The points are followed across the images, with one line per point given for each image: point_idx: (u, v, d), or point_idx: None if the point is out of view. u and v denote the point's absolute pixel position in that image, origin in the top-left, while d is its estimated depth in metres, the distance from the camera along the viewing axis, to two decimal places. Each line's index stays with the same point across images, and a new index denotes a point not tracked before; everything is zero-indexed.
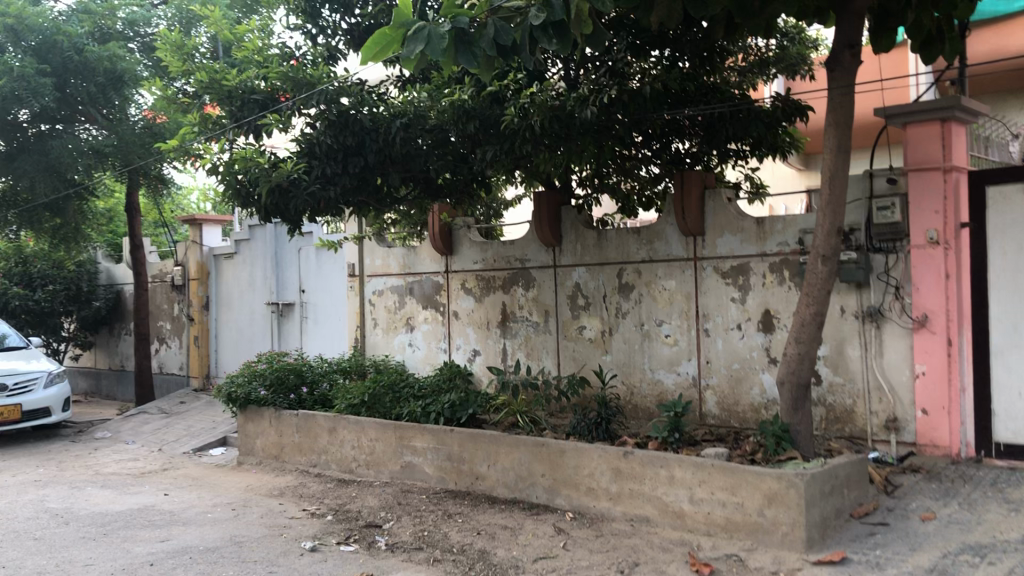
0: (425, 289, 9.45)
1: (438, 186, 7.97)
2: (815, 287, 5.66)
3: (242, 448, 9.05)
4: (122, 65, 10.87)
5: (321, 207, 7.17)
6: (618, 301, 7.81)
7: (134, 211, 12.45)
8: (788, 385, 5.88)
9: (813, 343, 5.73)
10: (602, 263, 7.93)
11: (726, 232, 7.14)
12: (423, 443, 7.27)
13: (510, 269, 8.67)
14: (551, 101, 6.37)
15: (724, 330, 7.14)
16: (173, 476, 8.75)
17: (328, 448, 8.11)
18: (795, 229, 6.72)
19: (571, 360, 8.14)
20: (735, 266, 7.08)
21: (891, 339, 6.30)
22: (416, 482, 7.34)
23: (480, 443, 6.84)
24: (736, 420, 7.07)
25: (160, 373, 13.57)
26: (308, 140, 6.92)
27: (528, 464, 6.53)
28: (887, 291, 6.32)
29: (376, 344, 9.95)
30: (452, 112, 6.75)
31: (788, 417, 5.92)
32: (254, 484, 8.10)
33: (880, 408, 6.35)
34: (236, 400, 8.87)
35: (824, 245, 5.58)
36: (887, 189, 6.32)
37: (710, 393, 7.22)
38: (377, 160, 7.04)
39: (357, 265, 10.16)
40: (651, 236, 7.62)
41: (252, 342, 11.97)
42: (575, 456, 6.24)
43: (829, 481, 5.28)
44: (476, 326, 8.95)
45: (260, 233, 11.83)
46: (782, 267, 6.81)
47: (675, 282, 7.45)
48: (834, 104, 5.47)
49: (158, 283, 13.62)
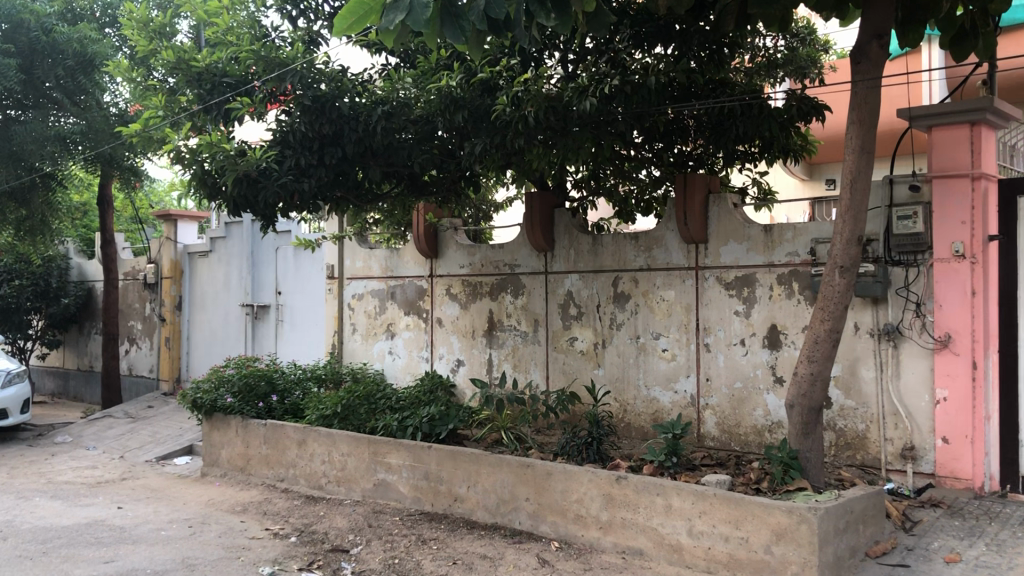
0: (407, 294, 8.90)
1: (423, 183, 7.47)
2: (831, 301, 5.16)
3: (207, 459, 8.47)
4: (92, 48, 10.32)
5: (296, 201, 6.70)
6: (613, 312, 7.28)
7: (105, 205, 11.86)
8: (798, 408, 5.37)
9: (827, 363, 5.22)
10: (597, 270, 7.41)
11: (731, 241, 6.63)
12: (398, 460, 6.72)
13: (498, 275, 8.13)
14: (546, 91, 5.86)
15: (726, 346, 6.62)
16: (131, 487, 8.17)
17: (297, 462, 7.54)
18: (807, 238, 6.22)
19: (560, 374, 7.60)
20: (741, 276, 6.56)
21: (909, 360, 5.80)
22: (389, 502, 6.78)
23: (460, 462, 6.30)
24: (737, 443, 6.54)
25: (129, 374, 12.96)
26: (282, 128, 6.47)
27: (511, 488, 5.98)
28: (907, 308, 5.81)
29: (355, 351, 9.38)
30: (437, 99, 6.25)
31: (798, 443, 5.41)
32: (216, 499, 7.52)
33: (895, 435, 5.84)
34: (201, 407, 8.31)
35: (843, 254, 5.08)
36: (909, 197, 5.83)
37: (709, 413, 6.69)
38: (357, 151, 6.54)
39: (336, 266, 9.59)
40: (649, 243, 7.10)
41: (225, 345, 11.39)
42: (564, 480, 5.69)
43: (844, 516, 4.77)
44: (460, 334, 8.41)
45: (237, 231, 11.31)
46: (791, 279, 6.30)
47: (675, 292, 6.93)
48: (858, 98, 4.97)
49: (130, 280, 13.03)
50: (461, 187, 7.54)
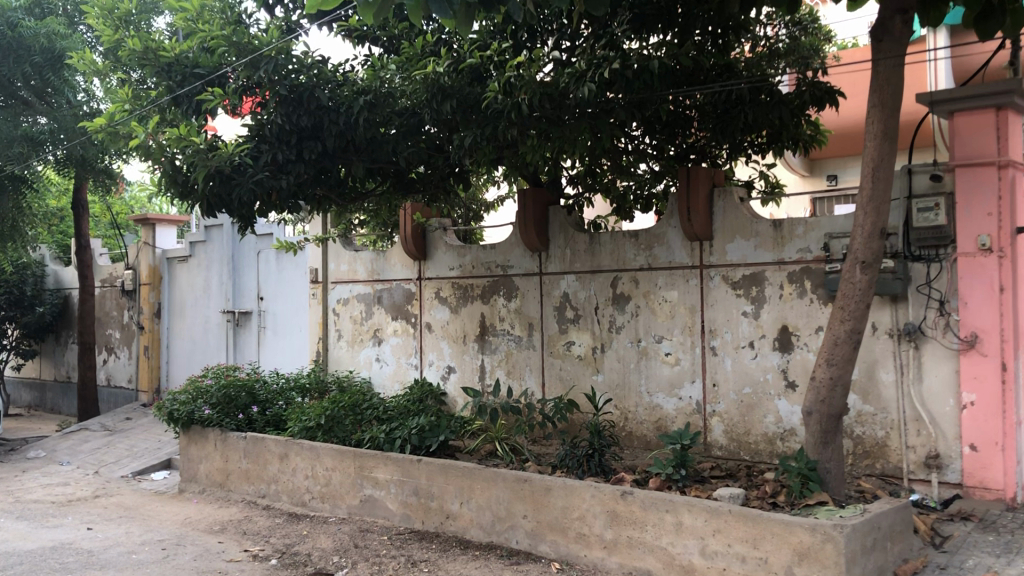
0: (394, 298, 8.47)
1: (409, 180, 7.12)
2: (851, 299, 4.77)
3: (184, 474, 8.01)
4: (61, 44, 9.87)
5: (273, 198, 6.32)
6: (612, 314, 6.88)
7: (81, 209, 11.42)
8: (816, 416, 4.98)
9: (848, 366, 4.84)
10: (594, 271, 7.01)
11: (738, 237, 6.24)
12: (385, 475, 6.29)
13: (490, 277, 7.72)
14: (540, 76, 5.46)
15: (734, 349, 6.23)
16: (103, 505, 7.71)
17: (279, 477, 7.10)
18: (821, 233, 5.84)
19: (557, 381, 7.19)
20: (749, 275, 6.18)
21: (932, 361, 5.41)
22: (376, 520, 6.35)
23: (452, 476, 5.87)
24: (747, 452, 6.15)
25: (107, 385, 12.47)
26: (258, 121, 6.09)
27: (507, 504, 5.57)
28: (929, 306, 5.43)
29: (341, 358, 8.95)
30: (423, 88, 5.83)
31: (816, 453, 5.03)
32: (193, 517, 7.08)
33: (918, 442, 5.45)
34: (177, 420, 7.85)
35: (864, 249, 4.70)
36: (929, 187, 5.45)
37: (716, 421, 6.29)
38: (337, 146, 6.17)
39: (320, 270, 9.13)
40: (650, 241, 6.71)
41: (206, 354, 10.95)
42: (564, 495, 5.28)
43: (871, 534, 4.38)
44: (451, 340, 7.99)
45: (217, 234, 10.89)
46: (802, 277, 5.92)
47: (678, 293, 6.53)
48: (880, 78, 4.60)
49: (107, 287, 12.57)
50: (449, 184, 7.20)
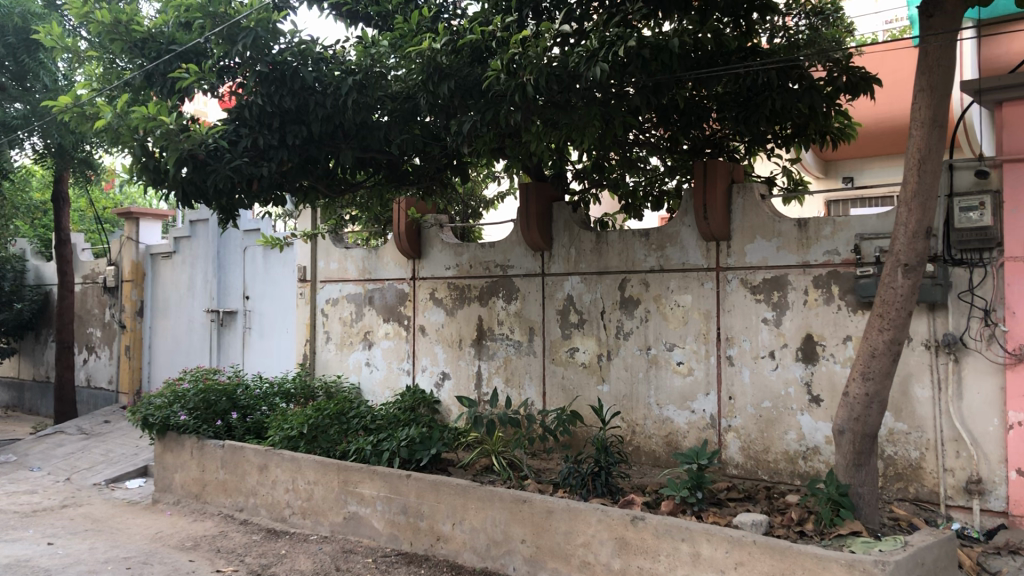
0: (386, 299, 7.96)
1: (403, 171, 6.71)
2: (892, 306, 4.28)
3: (159, 484, 7.50)
4: (35, 23, 9.38)
5: (253, 188, 5.90)
6: (619, 319, 6.38)
7: (61, 201, 10.92)
8: (849, 435, 4.49)
9: (887, 381, 4.35)
10: (601, 272, 6.51)
11: (758, 238, 5.75)
12: (372, 490, 5.77)
13: (488, 277, 7.22)
14: (549, 54, 4.86)
15: (752, 358, 5.73)
16: (69, 516, 7.18)
17: (258, 490, 6.59)
18: (851, 234, 5.34)
19: (559, 391, 6.69)
20: (770, 278, 5.68)
21: (973, 376, 4.91)
22: (361, 540, 5.84)
23: (444, 494, 5.37)
24: (765, 472, 5.65)
25: (87, 386, 11.94)
26: (239, 101, 5.65)
27: (503, 527, 5.06)
28: (972, 315, 4.92)
29: (329, 362, 8.43)
30: (418, 67, 5.31)
31: (848, 477, 4.53)
32: (164, 531, 6.56)
33: (957, 465, 4.94)
34: (152, 426, 7.32)
35: (907, 251, 4.21)
36: (973, 184, 4.96)
37: (732, 436, 5.79)
38: (324, 130, 5.74)
39: (309, 268, 8.63)
40: (662, 241, 6.21)
41: (189, 355, 10.43)
42: (566, 519, 4.77)
43: (916, 571, 3.88)
44: (446, 344, 7.48)
45: (202, 229, 10.42)
46: (829, 281, 5.42)
47: (691, 297, 6.03)
48: (930, 59, 4.13)
49: (89, 284, 12.06)
50: (445, 177, 6.78)
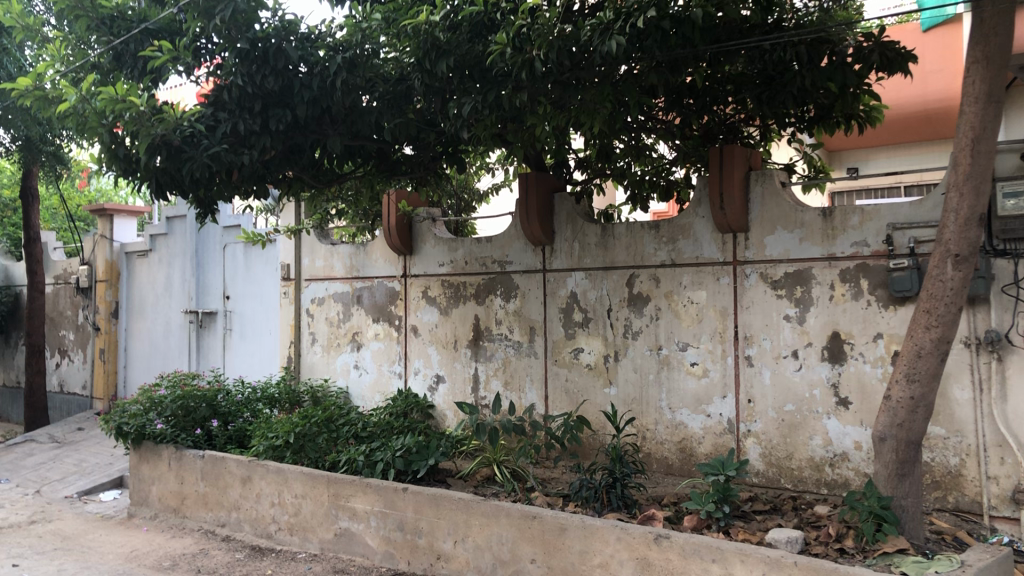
0: (376, 298, 7.51)
1: (395, 161, 6.29)
2: (942, 300, 3.88)
3: (134, 497, 7.02)
4: None
5: (233, 178, 5.53)
6: (628, 317, 5.96)
7: (29, 196, 10.39)
8: (891, 443, 4.09)
9: (934, 383, 3.96)
10: (607, 268, 6.09)
11: (779, 229, 5.35)
12: (365, 504, 5.34)
13: (485, 275, 6.79)
14: (560, 27, 4.44)
15: (774, 359, 5.33)
16: (37, 534, 6.69)
17: (242, 504, 6.14)
18: (881, 224, 4.96)
19: (563, 394, 6.27)
20: (793, 272, 5.28)
21: (1019, 376, 4.52)
22: (354, 558, 5.39)
23: (445, 509, 4.94)
24: (788, 480, 5.26)
25: (60, 391, 11.41)
26: (218, 84, 5.21)
27: (511, 545, 4.64)
28: (1017, 310, 4.54)
29: (315, 365, 7.96)
30: (414, 43, 4.86)
31: (890, 488, 4.12)
32: (140, 550, 6.08)
33: (1001, 473, 4.56)
34: (127, 435, 6.82)
35: (959, 240, 3.82)
36: (1018, 168, 4.58)
37: (752, 442, 5.40)
38: (310, 114, 5.32)
39: (293, 266, 8.15)
40: (673, 233, 5.79)
41: (166, 358, 9.94)
42: (581, 537, 4.36)
43: None
44: (440, 345, 7.04)
45: (180, 226, 9.94)
46: (858, 275, 5.04)
47: (706, 293, 5.62)
48: (985, 27, 3.78)
49: (61, 284, 11.53)
50: (439, 166, 6.38)
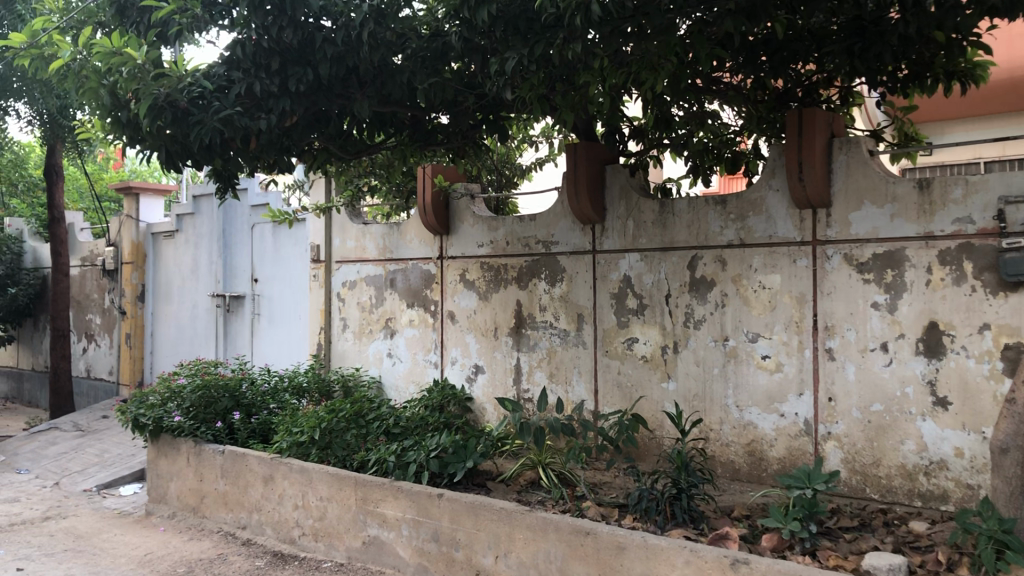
0: (410, 280, 6.95)
1: (429, 130, 5.73)
2: None
3: (153, 494, 6.55)
4: None
5: (251, 147, 5.00)
6: (689, 304, 5.33)
7: (52, 174, 9.99)
8: (1016, 455, 3.43)
9: None
10: (665, 248, 5.45)
11: (866, 204, 4.67)
12: (395, 511, 4.79)
13: (529, 256, 6.18)
14: None
15: (859, 352, 4.68)
16: (49, 532, 6.25)
17: (263, 505, 5.63)
18: (990, 197, 4.27)
19: (615, 389, 5.67)
20: (883, 254, 4.61)
21: None
22: (383, 570, 4.86)
23: (485, 520, 4.37)
24: (876, 490, 4.61)
25: (87, 377, 11.04)
26: (233, 42, 4.68)
27: (561, 564, 4.06)
28: None
29: (346, 353, 7.43)
30: None
31: (1013, 509, 3.46)
32: (155, 553, 5.61)
33: None
34: (143, 428, 6.36)
35: None
36: None
37: (832, 445, 4.75)
38: (334, 74, 4.76)
39: (322, 247, 7.62)
40: (743, 209, 5.14)
41: (193, 344, 9.50)
42: (642, 558, 3.77)
43: None
44: (479, 333, 6.47)
45: (207, 206, 9.48)
46: (960, 256, 4.36)
47: (780, 277, 4.97)
48: None
49: (88, 266, 11.15)
50: (479, 136, 5.79)
